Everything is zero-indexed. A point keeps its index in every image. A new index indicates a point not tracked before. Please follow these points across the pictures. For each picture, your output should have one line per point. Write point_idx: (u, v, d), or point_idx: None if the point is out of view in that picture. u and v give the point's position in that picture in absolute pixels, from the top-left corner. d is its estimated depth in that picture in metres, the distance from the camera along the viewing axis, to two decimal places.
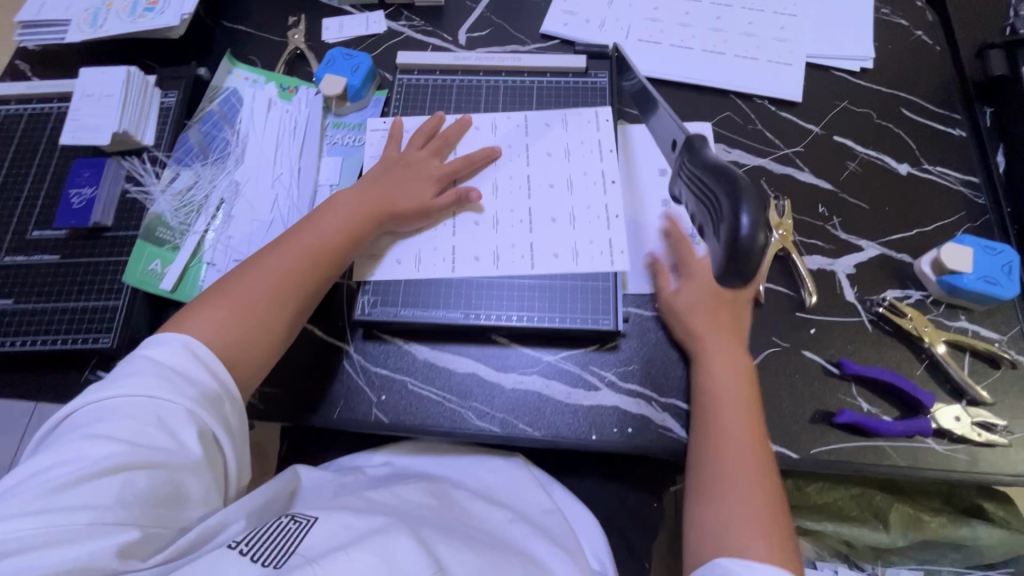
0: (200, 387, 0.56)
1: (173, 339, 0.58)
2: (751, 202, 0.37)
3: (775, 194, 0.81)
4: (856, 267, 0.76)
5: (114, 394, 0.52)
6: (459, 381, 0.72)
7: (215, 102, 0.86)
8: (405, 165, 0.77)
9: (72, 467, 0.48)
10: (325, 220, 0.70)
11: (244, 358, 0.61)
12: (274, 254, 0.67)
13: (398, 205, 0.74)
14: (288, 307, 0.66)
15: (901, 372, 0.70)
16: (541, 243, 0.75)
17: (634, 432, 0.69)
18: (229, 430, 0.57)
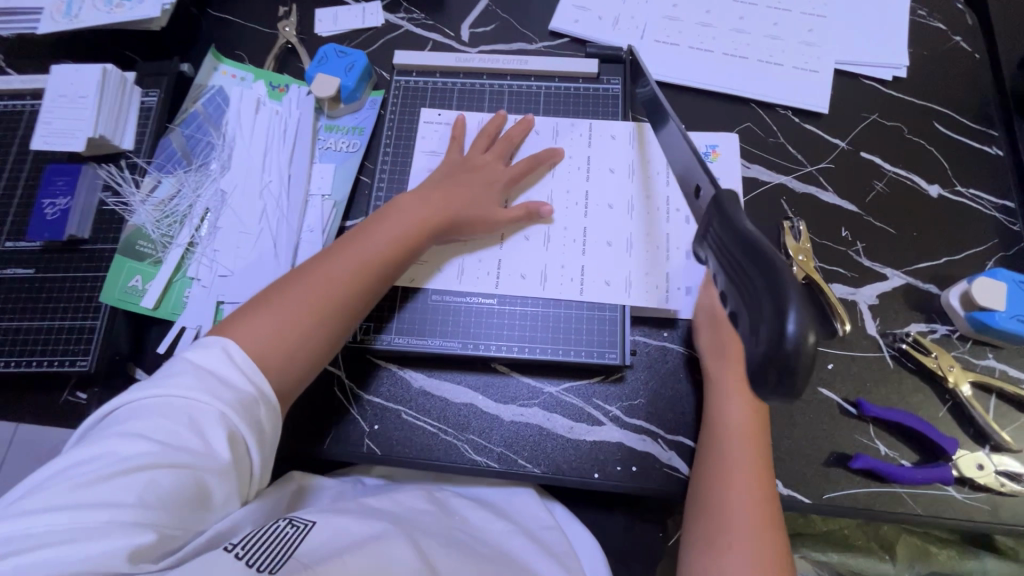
0: (235, 391, 0.50)
1: (216, 340, 0.53)
2: (801, 302, 0.27)
3: (794, 215, 0.76)
4: (879, 298, 0.72)
5: (152, 390, 0.49)
6: (456, 413, 0.69)
7: (200, 102, 0.81)
8: (468, 169, 0.73)
9: (100, 464, 0.44)
10: (389, 221, 0.66)
11: (296, 368, 0.56)
12: (334, 255, 0.62)
13: (464, 209, 0.70)
14: (348, 313, 0.60)
15: (922, 414, 0.67)
16: (592, 268, 0.72)
17: (638, 471, 0.66)
18: (262, 440, 0.51)
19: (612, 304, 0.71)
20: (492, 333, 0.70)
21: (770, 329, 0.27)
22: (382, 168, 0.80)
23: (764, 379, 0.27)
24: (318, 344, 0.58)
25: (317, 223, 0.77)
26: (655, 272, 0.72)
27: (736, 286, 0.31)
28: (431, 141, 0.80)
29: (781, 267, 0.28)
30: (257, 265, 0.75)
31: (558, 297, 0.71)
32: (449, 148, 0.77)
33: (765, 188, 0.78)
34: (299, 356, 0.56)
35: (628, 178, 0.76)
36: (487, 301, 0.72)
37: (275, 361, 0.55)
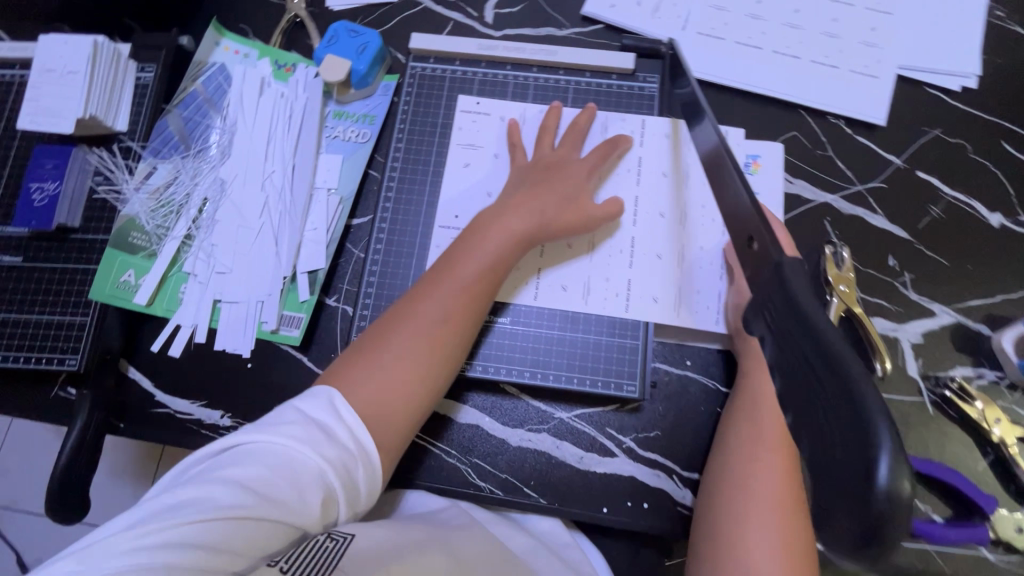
0: (340, 447, 0.45)
1: (322, 388, 0.49)
2: (892, 441, 0.22)
3: (837, 239, 0.70)
4: (924, 335, 0.67)
5: (257, 434, 0.44)
6: (461, 434, 0.65)
7: (199, 80, 0.75)
8: (546, 170, 0.67)
9: (194, 511, 0.39)
10: (481, 248, 0.61)
11: (400, 415, 0.53)
12: (434, 290, 0.58)
13: (552, 219, 0.64)
14: (454, 353, 0.57)
15: (960, 466, 0.62)
16: (640, 282, 0.67)
17: (649, 508, 0.63)
18: (356, 503, 0.45)
19: (634, 330, 0.66)
20: (504, 353, 0.66)
21: (849, 470, 0.22)
22: (393, 163, 0.74)
23: (840, 526, 0.23)
24: (429, 389, 0.55)
25: (322, 221, 0.71)
26: (681, 286, 0.67)
27: (798, 393, 0.26)
28: (469, 133, 0.74)
29: (864, 386, 0.24)
30: (256, 264, 0.70)
31: (603, 312, 0.66)
32: (512, 154, 0.71)
33: (808, 207, 0.72)
34: (415, 405, 0.54)
35: (662, 183, 0.70)
36: (501, 320, 0.67)
37: (390, 412, 0.51)
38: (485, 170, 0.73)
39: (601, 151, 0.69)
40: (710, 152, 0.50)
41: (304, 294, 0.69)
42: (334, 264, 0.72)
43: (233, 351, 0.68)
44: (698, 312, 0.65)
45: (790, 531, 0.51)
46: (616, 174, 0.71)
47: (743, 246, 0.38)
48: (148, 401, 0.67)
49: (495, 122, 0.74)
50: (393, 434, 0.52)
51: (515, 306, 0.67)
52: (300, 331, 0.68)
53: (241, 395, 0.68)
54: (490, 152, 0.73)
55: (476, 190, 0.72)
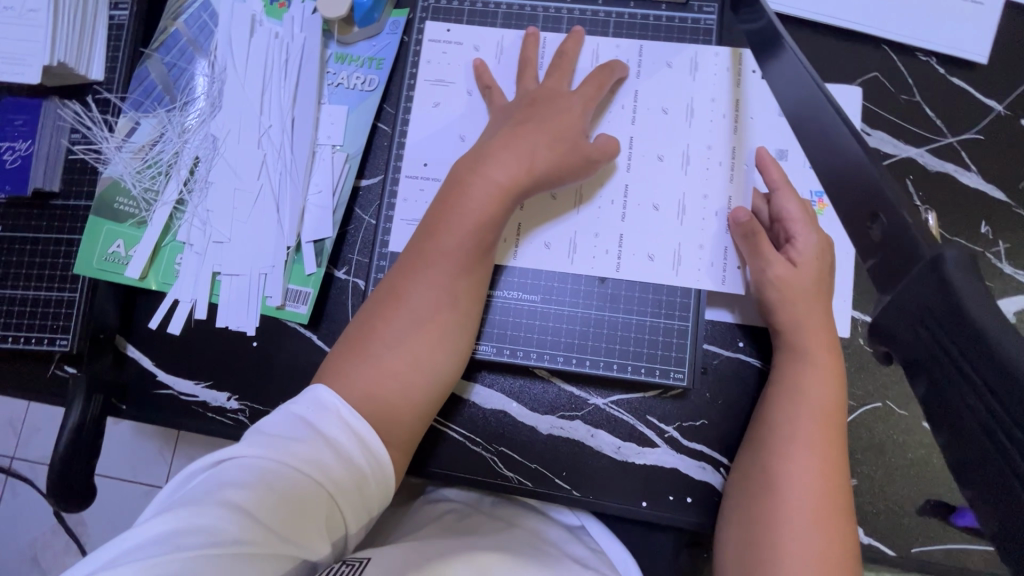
0: (349, 464, 0.43)
1: (324, 397, 0.46)
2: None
3: (920, 201, 0.60)
4: (1017, 315, 0.58)
5: (260, 451, 0.41)
6: (486, 420, 0.60)
7: (181, 18, 0.65)
8: (532, 105, 0.58)
9: (198, 539, 0.36)
10: (464, 211, 0.53)
11: (399, 411, 0.49)
12: (422, 269, 0.52)
13: (544, 163, 0.55)
14: (452, 335, 0.53)
15: None
16: (633, 236, 0.59)
17: (693, 502, 0.57)
18: (364, 518, 0.45)
19: (682, 312, 0.58)
20: (507, 330, 0.59)
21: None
22: (404, 114, 0.64)
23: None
24: (433, 379, 0.52)
25: (327, 182, 0.63)
26: (679, 240, 0.58)
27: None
28: (436, 66, 0.65)
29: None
30: (257, 232, 0.63)
31: (589, 272, 0.59)
32: (491, 96, 0.61)
33: (889, 162, 0.61)
34: (418, 397, 0.50)
35: (678, 124, 0.60)
36: (527, 297, 0.59)
37: (394, 409, 0.49)
38: (458, 108, 0.64)
39: (602, 85, 0.59)
40: (798, 102, 0.42)
41: (310, 266, 0.62)
42: (342, 231, 0.64)
43: (238, 328, 0.63)
44: (701, 270, 0.58)
45: (833, 536, 0.46)
46: (607, 116, 0.61)
47: (861, 222, 0.35)
48: (151, 382, 0.63)
49: (466, 52, 0.65)
50: (400, 427, 0.49)
51: (521, 267, 0.59)
52: (308, 308, 0.62)
53: (248, 375, 0.62)
54: (461, 89, 0.64)
55: (445, 131, 0.63)
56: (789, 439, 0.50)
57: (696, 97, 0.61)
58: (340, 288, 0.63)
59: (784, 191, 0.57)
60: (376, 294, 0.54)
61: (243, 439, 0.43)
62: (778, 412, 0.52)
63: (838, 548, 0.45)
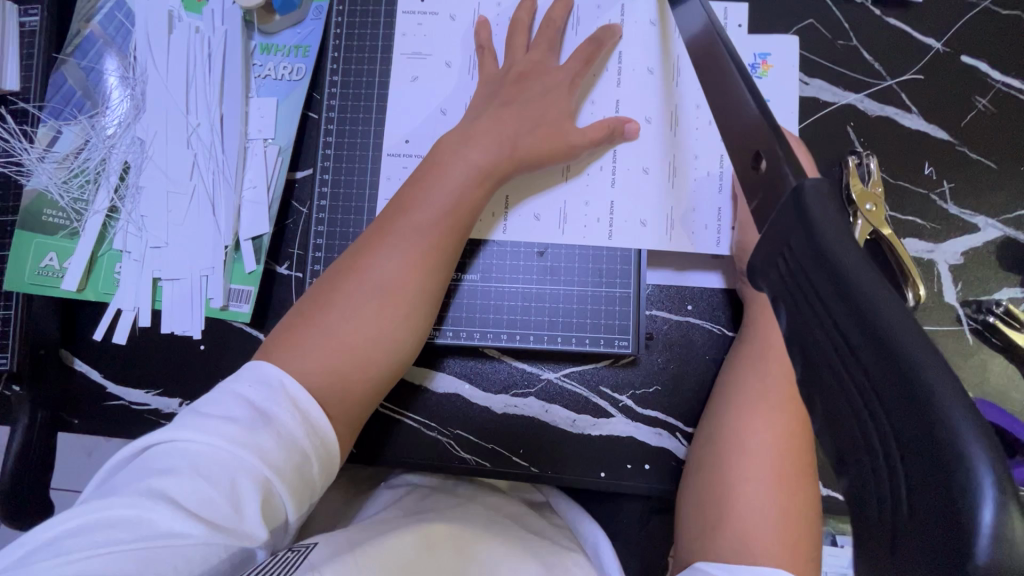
0: (289, 444, 0.42)
1: (273, 373, 0.45)
2: (994, 478, 0.15)
3: (860, 147, 0.59)
4: (966, 255, 0.57)
5: (193, 434, 0.40)
6: (439, 405, 0.59)
7: (95, 20, 0.64)
8: (519, 82, 0.57)
9: (118, 532, 0.36)
10: (438, 190, 0.53)
11: (348, 388, 0.48)
12: (384, 242, 0.51)
13: (519, 145, 0.54)
14: (417, 311, 0.52)
15: (1000, 402, 0.56)
16: (576, 201, 0.57)
17: (651, 469, 0.57)
18: (305, 499, 0.43)
19: (624, 279, 0.57)
20: (464, 309, 0.58)
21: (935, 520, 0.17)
22: (331, 99, 0.62)
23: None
24: (389, 356, 0.51)
25: (260, 178, 0.62)
26: (674, 204, 0.57)
27: (838, 400, 0.20)
28: (414, 40, 0.61)
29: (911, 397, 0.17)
30: (194, 234, 0.62)
31: (583, 242, 0.57)
32: (480, 60, 0.59)
33: (828, 110, 0.60)
34: (371, 374, 0.50)
35: (669, 84, 0.59)
36: (504, 269, 0.58)
37: (344, 386, 0.48)
38: (446, 82, 0.61)
39: (582, 59, 0.57)
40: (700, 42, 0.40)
41: (250, 264, 0.61)
42: (281, 226, 0.63)
43: (183, 333, 0.62)
44: (696, 233, 0.56)
45: (786, 484, 0.46)
46: (597, 84, 0.59)
47: None
48: (99, 394, 0.62)
49: (444, 22, 0.61)
50: (348, 404, 0.48)
51: (505, 241, 0.58)
52: (250, 306, 0.61)
53: (197, 379, 0.62)
54: (442, 62, 0.61)
55: (427, 108, 0.61)
56: (765, 399, 0.50)
57: (641, 56, 0.59)
58: (283, 284, 0.62)
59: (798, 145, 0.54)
60: (335, 267, 0.53)
61: (177, 421, 0.42)
62: (745, 371, 0.52)
63: (798, 507, 0.45)
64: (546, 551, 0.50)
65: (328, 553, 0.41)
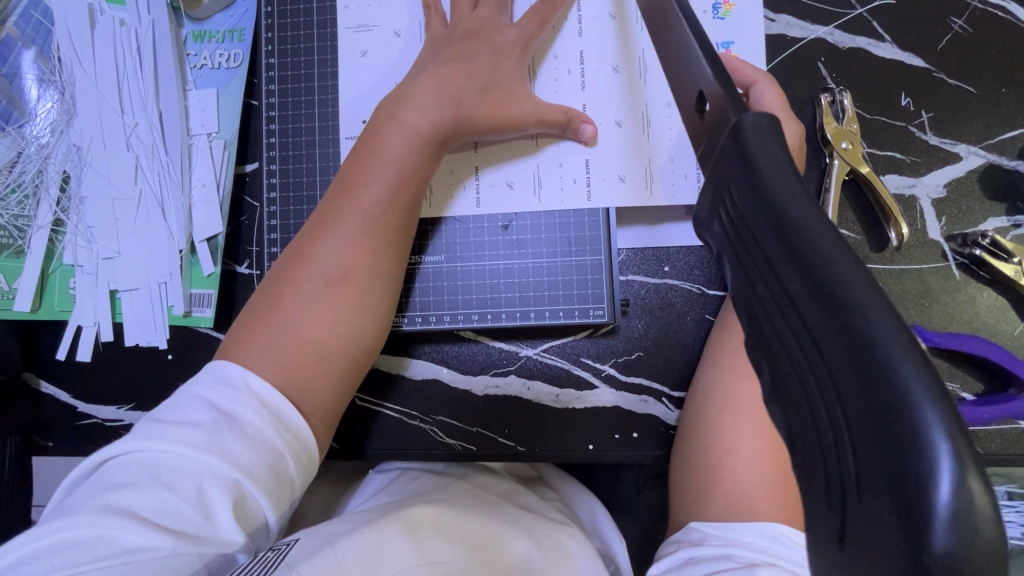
0: (259, 445, 0.40)
1: (234, 373, 0.43)
2: (944, 433, 0.15)
3: (833, 83, 0.56)
4: (948, 186, 0.55)
5: (154, 443, 0.39)
6: (419, 392, 0.58)
7: (11, 21, 0.60)
8: (467, 41, 0.53)
9: (80, 554, 0.35)
10: (381, 164, 0.50)
11: (317, 381, 0.46)
12: (331, 226, 0.49)
13: (470, 108, 0.51)
14: (375, 292, 0.49)
15: (990, 335, 0.54)
16: (547, 167, 0.54)
17: (640, 437, 0.56)
18: (287, 498, 0.42)
19: (595, 246, 0.55)
20: (430, 293, 0.56)
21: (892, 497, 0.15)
22: (272, 85, 0.59)
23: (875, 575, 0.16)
24: (353, 342, 0.48)
25: (208, 174, 0.59)
26: (648, 158, 0.54)
27: (787, 373, 0.19)
28: (357, 10, 0.57)
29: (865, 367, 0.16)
30: (145, 240, 0.59)
31: (559, 206, 0.54)
32: (429, 23, 0.55)
33: (797, 47, 0.56)
34: (337, 365, 0.47)
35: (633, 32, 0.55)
36: (471, 244, 0.56)
37: (312, 379, 0.46)
38: (396, 53, 0.57)
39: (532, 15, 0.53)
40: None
41: (207, 267, 0.59)
42: (235, 223, 0.60)
43: (148, 344, 0.59)
44: (674, 186, 0.53)
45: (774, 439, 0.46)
46: (557, 36, 0.55)
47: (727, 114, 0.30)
48: (70, 414, 0.60)
49: None
50: (320, 397, 0.47)
51: (473, 216, 0.55)
52: (213, 310, 0.59)
53: (168, 390, 0.59)
54: (390, 31, 0.57)
55: (380, 82, 0.57)
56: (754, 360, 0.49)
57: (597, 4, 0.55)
58: (244, 284, 0.60)
59: (762, 83, 0.51)
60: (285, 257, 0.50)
61: (137, 431, 0.40)
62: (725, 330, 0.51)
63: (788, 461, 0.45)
64: (541, 529, 0.49)
65: (310, 545, 0.38)
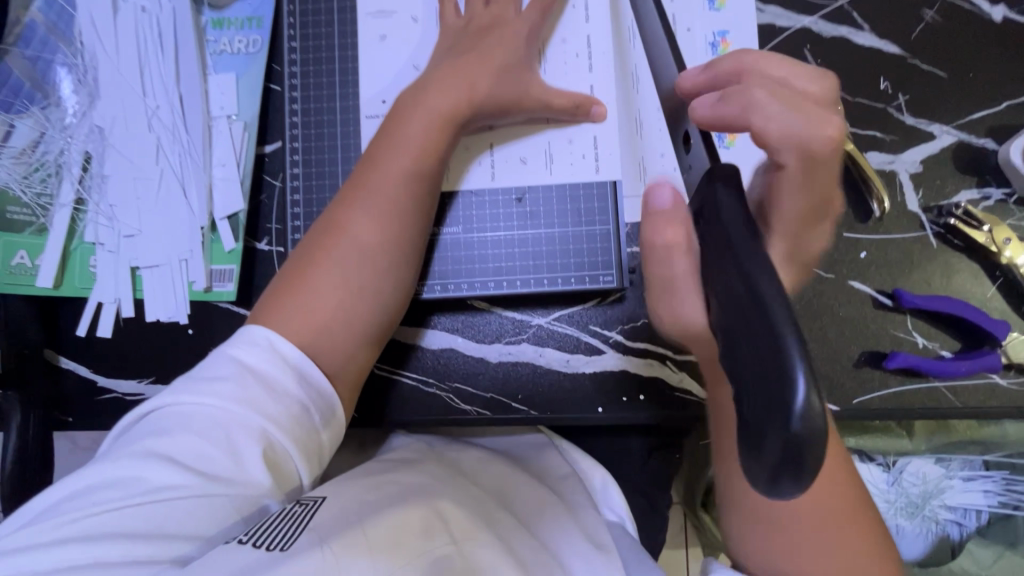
0: (285, 399, 0.43)
1: (261, 334, 0.45)
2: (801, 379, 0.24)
3: (819, 69, 0.61)
4: (924, 161, 0.60)
5: (190, 396, 0.41)
6: (437, 360, 0.60)
7: (34, 6, 0.61)
8: (483, 32, 0.56)
9: (119, 493, 0.38)
10: (403, 147, 0.52)
11: (337, 344, 0.49)
12: (357, 199, 0.51)
13: (489, 86, 0.54)
14: (394, 262, 0.52)
15: (967, 298, 0.58)
16: (559, 143, 0.58)
17: (647, 399, 0.59)
18: (312, 450, 0.44)
19: (603, 217, 0.58)
20: (447, 264, 0.59)
21: (759, 363, 0.25)
22: (293, 69, 0.61)
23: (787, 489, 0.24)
24: (376, 307, 0.51)
25: (228, 154, 0.61)
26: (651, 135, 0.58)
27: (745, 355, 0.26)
28: None
29: (761, 274, 0.27)
30: (167, 219, 0.61)
31: (571, 180, 0.58)
32: (444, 10, 0.58)
33: (785, 35, 0.61)
34: (362, 333, 0.50)
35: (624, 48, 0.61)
36: (485, 216, 0.59)
37: (334, 339, 0.48)
38: (412, 39, 0.60)
39: (542, 4, 0.57)
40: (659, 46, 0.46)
41: (229, 243, 0.61)
42: (255, 202, 0.62)
43: (169, 320, 0.61)
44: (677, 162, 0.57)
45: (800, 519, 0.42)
46: (565, 22, 0.59)
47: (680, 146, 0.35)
48: (90, 389, 0.61)
49: None
50: (340, 359, 0.49)
51: (488, 191, 0.59)
52: (235, 284, 0.61)
53: (188, 364, 0.61)
54: (407, 17, 0.60)
55: (397, 66, 0.60)
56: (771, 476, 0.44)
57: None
58: (262, 259, 0.62)
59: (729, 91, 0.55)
60: (311, 231, 0.53)
61: (173, 386, 0.43)
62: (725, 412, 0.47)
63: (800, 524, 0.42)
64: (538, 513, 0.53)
65: (336, 515, 0.40)
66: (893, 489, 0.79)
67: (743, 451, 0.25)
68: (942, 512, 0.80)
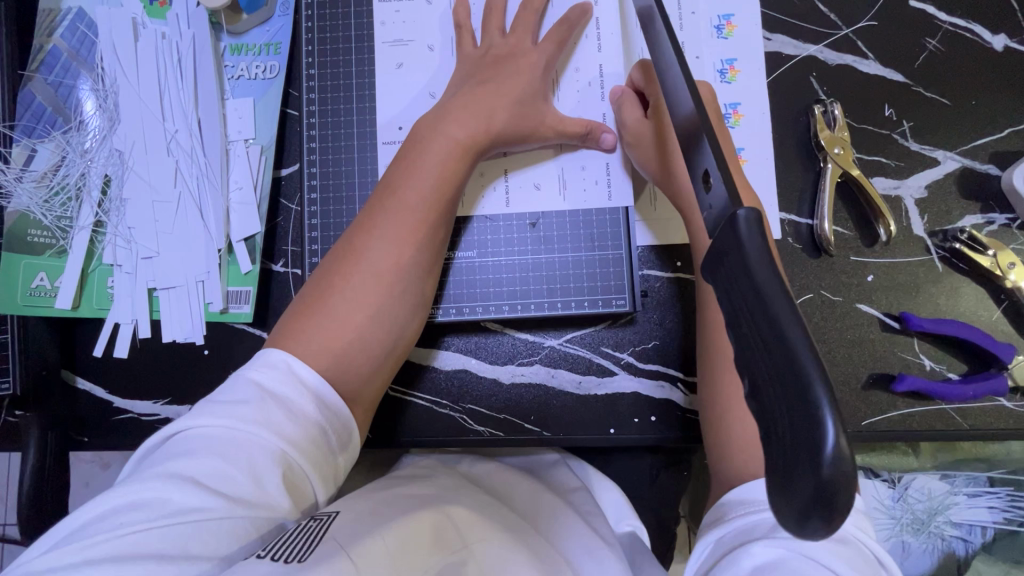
0: (303, 421, 0.43)
1: (279, 357, 0.46)
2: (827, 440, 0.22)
3: (825, 97, 0.62)
4: (929, 187, 0.61)
5: (211, 418, 0.42)
6: (450, 382, 0.61)
7: (57, 34, 0.63)
8: (498, 61, 0.57)
9: (143, 514, 0.37)
10: (421, 172, 0.54)
11: (353, 367, 0.49)
12: (375, 223, 0.52)
13: (504, 113, 0.55)
14: (409, 285, 0.53)
15: (973, 321, 0.59)
16: (572, 168, 0.59)
17: (658, 420, 0.59)
18: (327, 470, 0.45)
19: (615, 241, 0.59)
20: (461, 287, 0.59)
21: (783, 398, 0.24)
22: (310, 94, 0.62)
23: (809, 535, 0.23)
24: (393, 328, 0.52)
25: (246, 178, 0.62)
26: None
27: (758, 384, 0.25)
28: (393, 27, 0.62)
29: (777, 296, 0.25)
30: (185, 241, 0.62)
31: (583, 205, 0.59)
32: (459, 39, 0.60)
33: (792, 64, 0.62)
34: (376, 356, 0.51)
35: None
36: (498, 240, 0.60)
37: (351, 362, 0.49)
38: (427, 66, 0.61)
39: (556, 35, 0.58)
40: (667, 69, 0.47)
41: (245, 265, 0.61)
42: (272, 225, 0.63)
43: (185, 340, 0.62)
44: None
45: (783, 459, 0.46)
46: (577, 51, 0.60)
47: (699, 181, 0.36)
48: (106, 409, 0.62)
49: (421, 7, 0.62)
50: (355, 381, 0.49)
51: (501, 214, 0.60)
52: (251, 306, 0.61)
53: (203, 384, 0.62)
54: (423, 45, 0.62)
55: (412, 93, 0.61)
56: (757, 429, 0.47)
57: (611, 26, 0.60)
58: (278, 281, 0.63)
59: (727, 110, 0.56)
60: (329, 253, 0.54)
61: (195, 410, 0.44)
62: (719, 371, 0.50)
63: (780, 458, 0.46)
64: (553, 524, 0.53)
65: (352, 525, 0.39)
66: (897, 505, 0.79)
67: (770, 487, 0.24)
68: (949, 529, 0.80)
